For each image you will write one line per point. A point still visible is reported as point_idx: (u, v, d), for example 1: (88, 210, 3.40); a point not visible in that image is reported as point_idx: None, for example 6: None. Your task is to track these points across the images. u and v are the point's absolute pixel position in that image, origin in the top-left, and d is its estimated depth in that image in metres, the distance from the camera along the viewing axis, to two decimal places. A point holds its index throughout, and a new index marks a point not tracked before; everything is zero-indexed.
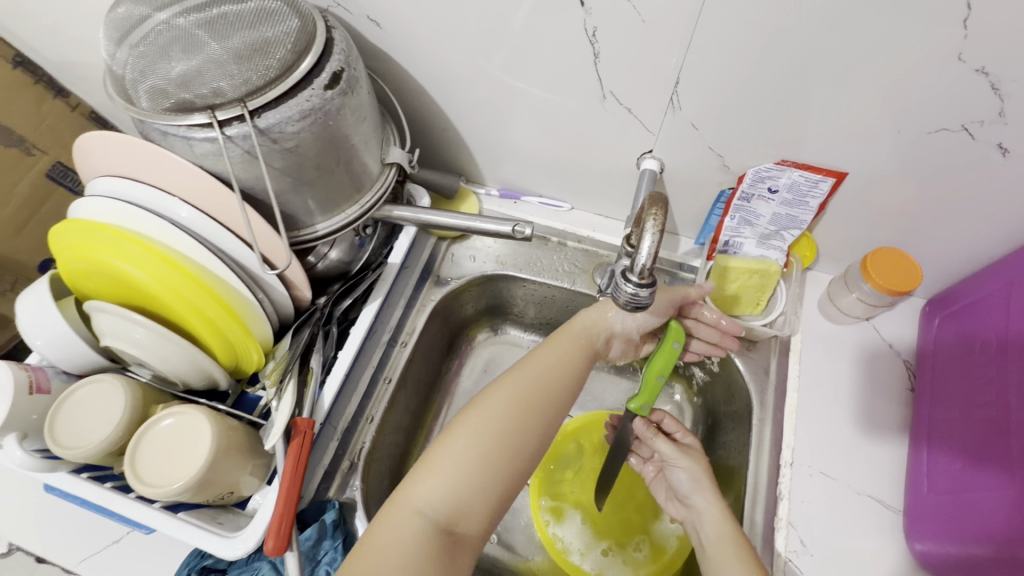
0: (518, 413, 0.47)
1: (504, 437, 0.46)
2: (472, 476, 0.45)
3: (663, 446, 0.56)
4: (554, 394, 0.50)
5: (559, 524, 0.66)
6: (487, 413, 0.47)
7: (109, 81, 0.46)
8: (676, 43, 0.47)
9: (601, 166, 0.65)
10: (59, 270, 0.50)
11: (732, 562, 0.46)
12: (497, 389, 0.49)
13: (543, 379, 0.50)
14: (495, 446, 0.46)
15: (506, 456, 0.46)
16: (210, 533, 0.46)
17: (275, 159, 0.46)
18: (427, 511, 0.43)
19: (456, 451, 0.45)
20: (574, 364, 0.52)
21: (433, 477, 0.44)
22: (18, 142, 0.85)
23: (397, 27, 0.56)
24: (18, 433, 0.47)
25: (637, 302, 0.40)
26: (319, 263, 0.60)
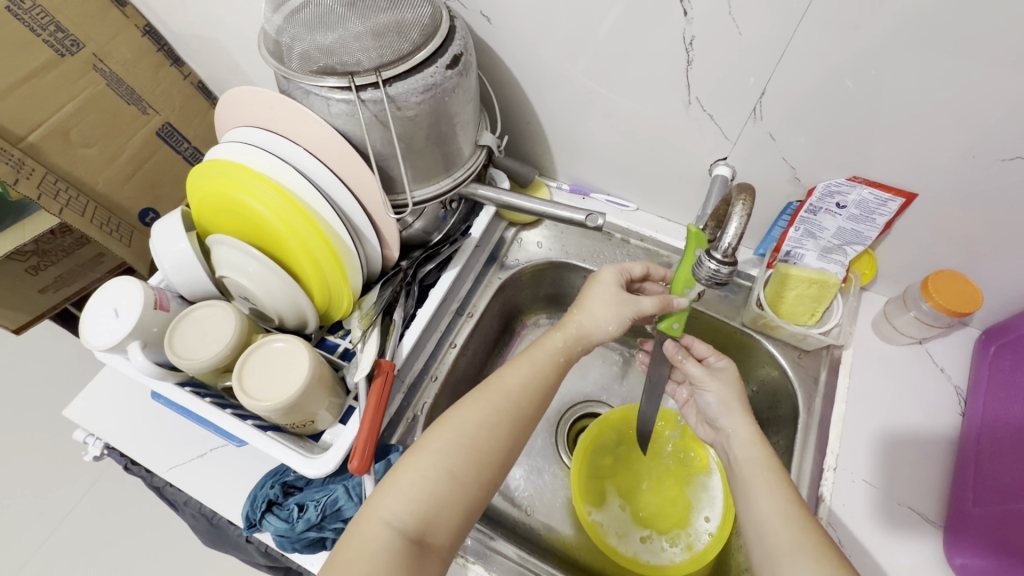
0: (485, 426, 0.51)
1: (471, 450, 0.50)
2: (437, 489, 0.48)
3: (688, 367, 0.58)
4: (519, 406, 0.53)
5: (601, 512, 0.69)
6: (455, 429, 0.50)
7: (265, 43, 0.53)
8: (768, 55, 0.51)
9: (672, 170, 0.69)
10: (193, 205, 0.58)
11: (761, 481, 0.49)
12: (466, 405, 0.52)
13: (509, 393, 0.53)
14: (463, 463, 0.49)
15: (470, 474, 0.49)
16: (294, 453, 0.52)
17: (395, 124, 0.52)
18: (394, 522, 0.46)
19: (424, 468, 0.48)
20: (546, 376, 0.55)
21: (401, 487, 0.48)
22: (139, 100, 0.95)
23: (505, 24, 0.61)
24: (140, 341, 0.53)
25: (716, 279, 0.44)
26: (403, 232, 0.64)
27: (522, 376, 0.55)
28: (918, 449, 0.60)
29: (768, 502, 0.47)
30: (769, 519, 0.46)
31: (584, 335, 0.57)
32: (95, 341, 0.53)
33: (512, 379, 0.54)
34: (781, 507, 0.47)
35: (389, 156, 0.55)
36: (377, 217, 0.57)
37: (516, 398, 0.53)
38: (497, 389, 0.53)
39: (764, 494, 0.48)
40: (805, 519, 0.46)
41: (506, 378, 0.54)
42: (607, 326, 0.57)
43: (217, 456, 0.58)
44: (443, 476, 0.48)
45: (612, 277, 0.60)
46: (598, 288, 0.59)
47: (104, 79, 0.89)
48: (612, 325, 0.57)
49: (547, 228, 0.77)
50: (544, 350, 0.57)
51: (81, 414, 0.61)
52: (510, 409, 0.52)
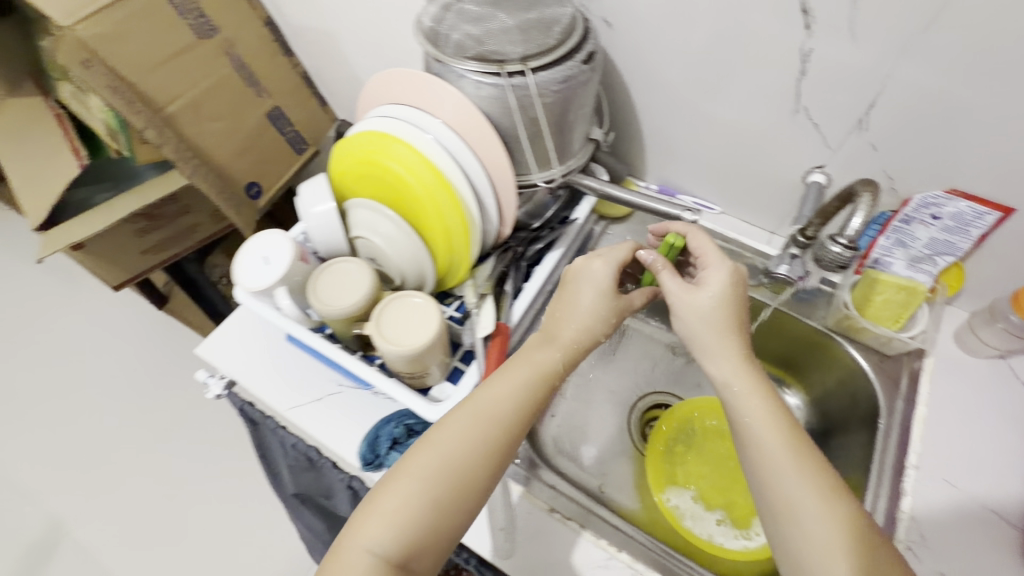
0: (467, 449, 0.50)
1: (454, 473, 0.49)
2: (420, 516, 0.47)
3: (667, 281, 0.58)
4: (507, 426, 0.51)
5: (675, 497, 0.71)
6: (440, 452, 0.49)
7: (421, 31, 0.59)
8: (886, 67, 0.55)
9: (763, 176, 0.73)
10: (338, 171, 0.64)
11: (810, 497, 0.46)
12: (452, 426, 0.51)
13: (495, 413, 0.52)
14: (446, 489, 0.48)
15: (455, 502, 0.48)
16: (417, 398, 0.57)
17: (533, 110, 0.58)
18: (376, 549, 0.46)
19: (404, 497, 0.47)
20: (537, 395, 0.54)
21: (384, 515, 0.47)
22: (256, 84, 1.04)
23: (625, 29, 0.67)
24: (286, 287, 0.60)
25: None
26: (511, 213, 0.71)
27: (509, 396, 0.53)
28: (1004, 456, 0.62)
29: (815, 523, 0.45)
30: (816, 543, 0.44)
31: (580, 343, 0.57)
32: (247, 284, 0.60)
33: (498, 398, 0.53)
34: (833, 528, 0.44)
35: (518, 138, 0.61)
36: (500, 194, 0.62)
37: (504, 420, 0.52)
38: (484, 411, 0.52)
39: (811, 514, 0.45)
40: (807, 456, 0.48)
41: (491, 396, 0.52)
42: (599, 332, 0.58)
43: (333, 400, 0.64)
44: (425, 504, 0.48)
45: (606, 272, 0.59)
46: (596, 293, 0.58)
47: (231, 62, 0.98)
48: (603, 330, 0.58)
49: (635, 224, 0.82)
50: (536, 367, 0.55)
51: (211, 353, 0.67)
52: (501, 432, 0.51)
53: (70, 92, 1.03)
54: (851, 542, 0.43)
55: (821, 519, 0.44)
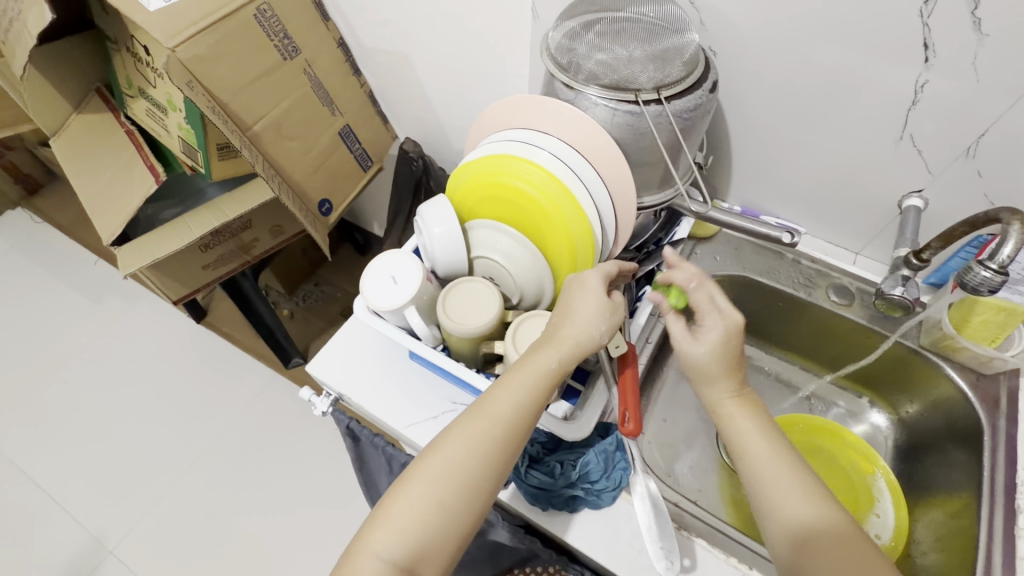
0: (469, 455, 0.50)
1: (454, 479, 0.50)
2: (428, 521, 0.48)
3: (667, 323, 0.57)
4: (508, 428, 0.51)
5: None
6: (443, 458, 0.50)
7: (550, 60, 0.62)
8: (1004, 100, 0.57)
9: (856, 199, 0.75)
10: (461, 192, 0.66)
11: (782, 506, 0.49)
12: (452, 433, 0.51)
13: (497, 414, 0.52)
14: (452, 493, 0.49)
15: (459, 503, 0.50)
16: (551, 417, 0.59)
17: (662, 136, 0.60)
18: (383, 553, 0.48)
19: (412, 501, 0.49)
20: (535, 398, 0.52)
21: (393, 521, 0.49)
22: (331, 103, 1.05)
23: (730, 57, 0.70)
24: (415, 306, 0.61)
25: (985, 287, 0.49)
26: None
27: (509, 403, 0.52)
28: None
29: (788, 529, 0.48)
30: (788, 549, 0.47)
31: (581, 348, 0.53)
32: (377, 302, 0.60)
33: (499, 402, 0.52)
34: (804, 536, 0.47)
35: (641, 162, 0.63)
36: (621, 215, 0.64)
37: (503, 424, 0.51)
38: (487, 415, 0.52)
39: (780, 522, 0.48)
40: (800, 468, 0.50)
41: (496, 401, 0.52)
42: (597, 336, 0.54)
43: (449, 418, 0.64)
44: (430, 507, 0.49)
45: (598, 280, 0.56)
46: (586, 297, 0.55)
47: (310, 82, 1.00)
48: (602, 334, 0.54)
49: (721, 244, 0.84)
50: (537, 372, 0.53)
51: (322, 370, 0.68)
52: (501, 435, 0.51)
53: (144, 110, 1.04)
54: (824, 542, 0.46)
55: (799, 506, 0.48)
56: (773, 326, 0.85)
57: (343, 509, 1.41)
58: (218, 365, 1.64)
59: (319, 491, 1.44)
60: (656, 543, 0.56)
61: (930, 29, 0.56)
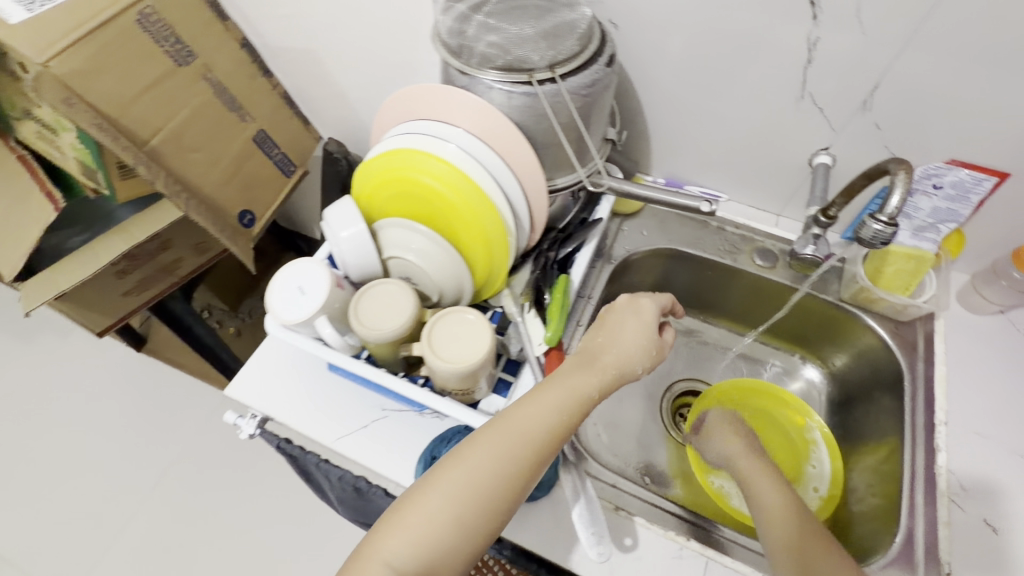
0: (495, 471, 0.48)
1: (476, 495, 0.47)
2: (444, 534, 0.46)
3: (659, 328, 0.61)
4: (535, 449, 0.50)
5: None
6: (466, 472, 0.48)
7: (440, 44, 0.59)
8: (886, 55, 0.59)
9: (769, 161, 0.76)
10: (367, 191, 0.63)
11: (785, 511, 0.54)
12: (480, 445, 0.50)
13: (527, 435, 0.50)
14: (471, 508, 0.47)
15: (478, 521, 0.47)
16: (475, 414, 0.57)
17: (564, 115, 0.58)
18: (393, 561, 0.45)
19: (432, 511, 0.47)
20: (566, 419, 0.51)
21: (406, 529, 0.46)
22: (238, 108, 1.00)
23: (631, 28, 0.68)
24: (326, 316, 0.58)
25: (879, 238, 0.49)
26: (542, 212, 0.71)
27: (541, 422, 0.51)
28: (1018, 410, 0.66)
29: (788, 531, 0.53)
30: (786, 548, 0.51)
31: (619, 379, 0.55)
32: (285, 316, 0.58)
33: (530, 421, 0.51)
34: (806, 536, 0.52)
35: (546, 144, 0.61)
36: (534, 202, 0.62)
37: (530, 443, 0.50)
38: (517, 434, 0.50)
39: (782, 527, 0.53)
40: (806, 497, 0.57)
41: (526, 421, 0.50)
42: (635, 372, 0.55)
43: (380, 426, 0.62)
44: (448, 519, 0.47)
45: (651, 312, 0.58)
46: (631, 328, 0.57)
47: (211, 88, 0.95)
48: (639, 371, 0.55)
49: (647, 218, 0.83)
50: (573, 396, 0.52)
51: (241, 392, 0.64)
52: (530, 455, 0.50)
53: (33, 131, 0.96)
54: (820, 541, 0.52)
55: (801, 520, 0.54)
56: (708, 295, 0.86)
57: (309, 525, 1.38)
58: (163, 393, 1.57)
59: (282, 509, 1.40)
60: (587, 530, 0.56)
61: None
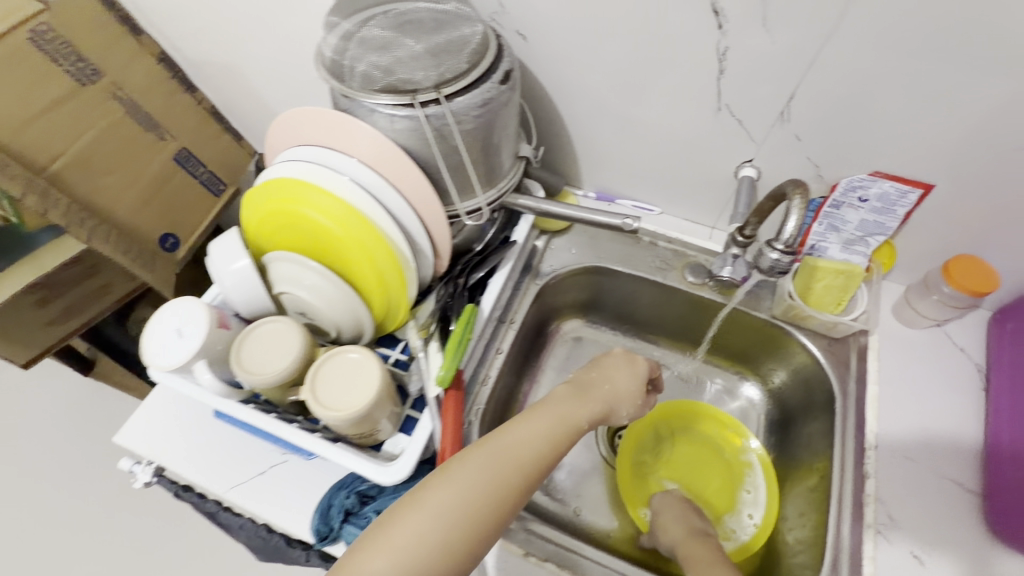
0: (489, 491, 0.47)
1: (468, 514, 0.46)
2: (429, 556, 0.44)
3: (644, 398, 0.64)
4: (526, 476, 0.50)
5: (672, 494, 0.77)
6: (458, 490, 0.47)
7: (320, 61, 0.54)
8: (798, 65, 0.55)
9: (696, 173, 0.73)
10: (253, 224, 0.59)
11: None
12: (472, 462, 0.48)
13: (519, 458, 0.50)
14: (460, 528, 0.45)
15: (467, 541, 0.46)
16: (366, 462, 0.53)
17: (455, 138, 0.54)
18: None
19: (421, 528, 0.44)
20: (557, 444, 0.53)
21: (393, 547, 0.44)
22: (155, 127, 0.95)
23: (540, 39, 0.65)
24: (206, 360, 0.54)
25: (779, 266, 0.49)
26: (458, 235, 0.67)
27: (531, 450, 0.51)
28: (951, 435, 0.63)
29: None
30: None
31: (610, 415, 0.59)
32: (158, 362, 0.54)
33: (523, 446, 0.51)
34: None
35: (443, 168, 0.57)
36: (433, 230, 0.58)
37: (524, 469, 0.50)
38: (511, 456, 0.50)
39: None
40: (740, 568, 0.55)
41: (519, 444, 0.51)
42: (620, 411, 0.60)
43: (277, 473, 0.58)
44: (437, 543, 0.44)
45: (642, 367, 0.62)
46: (623, 367, 0.62)
47: (123, 108, 0.90)
48: (624, 411, 0.60)
49: (577, 234, 0.79)
50: (563, 425, 0.54)
51: (131, 440, 0.60)
52: (520, 476, 0.49)
53: None
54: None
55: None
56: (643, 313, 0.82)
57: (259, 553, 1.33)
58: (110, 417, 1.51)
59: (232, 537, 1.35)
60: None
61: None
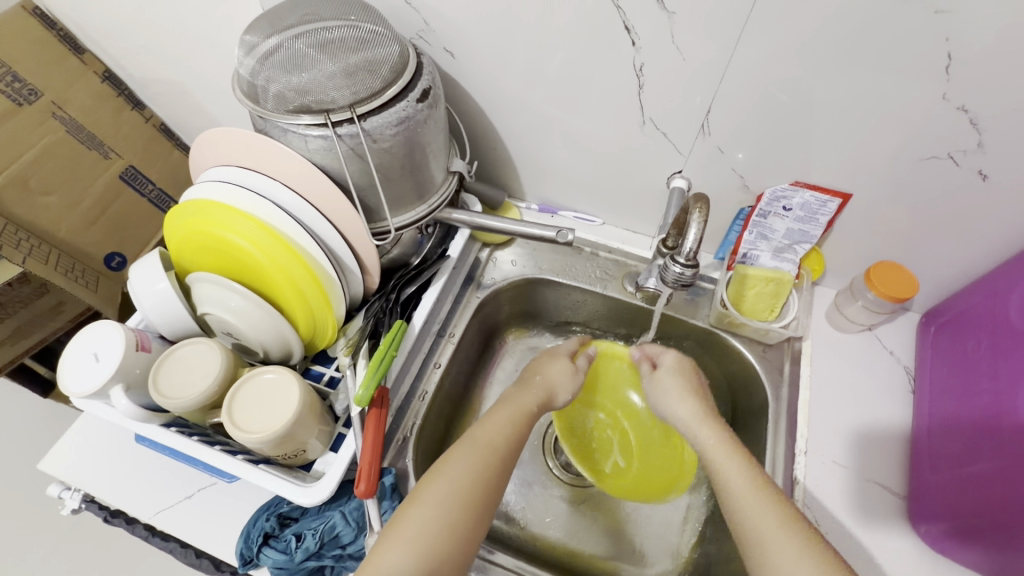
0: (475, 474, 0.49)
1: (465, 498, 0.47)
2: (440, 541, 0.45)
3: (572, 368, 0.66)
4: (505, 460, 0.52)
5: (611, 460, 0.72)
6: (450, 479, 0.48)
7: (240, 84, 0.55)
8: (711, 80, 0.56)
9: (631, 185, 0.73)
10: (175, 245, 0.59)
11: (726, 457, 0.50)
12: (454, 455, 0.50)
13: (490, 443, 0.52)
14: (461, 511, 0.47)
15: (469, 522, 0.47)
16: (288, 483, 0.52)
17: (372, 156, 0.54)
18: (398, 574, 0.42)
19: (425, 518, 0.45)
20: (522, 429, 0.55)
21: (404, 539, 0.45)
22: (100, 145, 0.95)
23: (467, 57, 0.65)
24: (123, 384, 0.53)
25: (682, 279, 0.56)
26: (394, 248, 0.67)
27: (499, 434, 0.53)
28: (878, 438, 0.64)
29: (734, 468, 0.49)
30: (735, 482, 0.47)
31: (550, 399, 0.60)
32: (71, 387, 0.53)
33: (491, 433, 0.53)
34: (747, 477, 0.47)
35: (365, 186, 0.57)
36: (358, 246, 0.59)
37: (499, 454, 0.51)
38: (483, 441, 0.52)
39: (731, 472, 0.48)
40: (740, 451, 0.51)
41: (486, 431, 0.53)
42: (558, 395, 0.61)
43: (205, 496, 0.57)
44: (441, 532, 0.45)
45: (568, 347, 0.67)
46: (548, 359, 0.65)
47: (65, 127, 0.89)
48: (562, 395, 0.62)
49: (518, 246, 0.80)
50: (520, 412, 0.56)
51: (57, 466, 0.60)
52: (499, 457, 0.51)
53: None
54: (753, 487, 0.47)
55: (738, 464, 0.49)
56: (589, 323, 0.82)
57: None
58: None
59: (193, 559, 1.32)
60: None
61: (625, 12, 0.54)
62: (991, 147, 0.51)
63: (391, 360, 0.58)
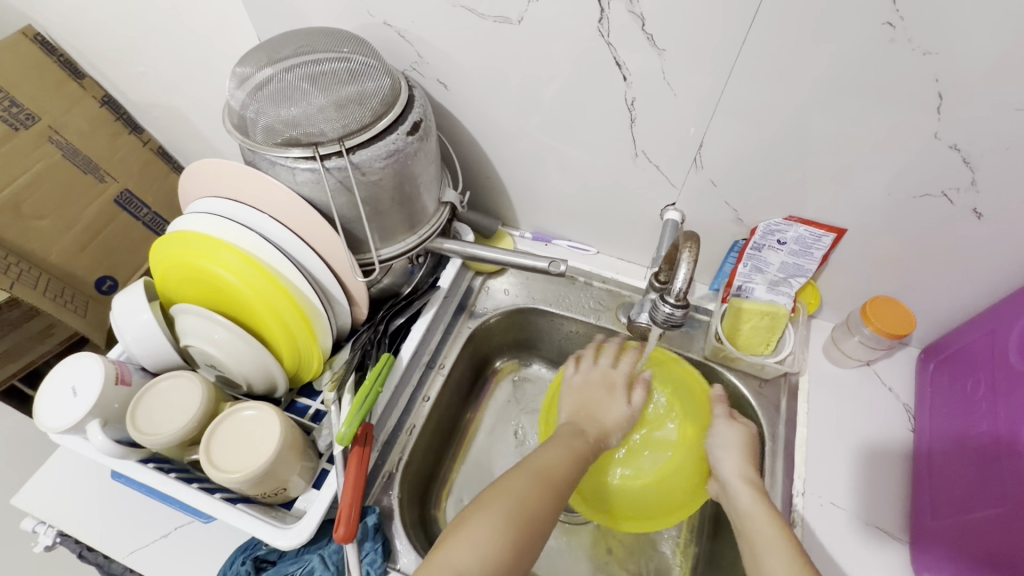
0: (538, 493, 0.51)
1: (528, 510, 0.49)
2: (506, 545, 0.47)
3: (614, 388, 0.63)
4: (563, 487, 0.52)
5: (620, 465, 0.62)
6: (514, 491, 0.50)
7: (229, 116, 0.55)
8: (701, 115, 0.56)
9: (625, 216, 0.73)
10: (158, 277, 0.58)
11: (765, 537, 0.49)
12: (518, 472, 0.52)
13: (552, 472, 0.53)
14: (522, 521, 0.48)
15: (532, 535, 0.49)
16: (265, 524, 0.50)
17: (360, 189, 0.54)
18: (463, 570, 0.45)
19: (492, 520, 0.48)
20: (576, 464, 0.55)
21: (469, 540, 0.47)
22: (94, 169, 0.96)
23: (461, 88, 0.65)
24: (100, 419, 0.52)
25: (672, 320, 0.55)
26: (385, 277, 0.65)
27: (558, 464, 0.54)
28: (877, 480, 0.63)
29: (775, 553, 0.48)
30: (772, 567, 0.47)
31: (599, 437, 0.59)
32: (47, 422, 0.51)
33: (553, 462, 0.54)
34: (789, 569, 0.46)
35: (353, 219, 0.57)
36: (346, 279, 0.58)
37: (559, 479, 0.52)
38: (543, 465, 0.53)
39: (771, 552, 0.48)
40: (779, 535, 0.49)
41: (547, 458, 0.54)
42: (610, 426, 0.60)
43: (179, 536, 0.55)
44: (505, 534, 0.47)
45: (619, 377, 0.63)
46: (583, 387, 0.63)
47: (60, 151, 0.90)
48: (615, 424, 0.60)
49: (511, 275, 0.79)
50: (574, 449, 0.56)
51: (29, 502, 0.58)
52: (560, 482, 0.52)
53: None
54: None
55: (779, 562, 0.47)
56: None
57: None
58: None
59: None
60: None
61: (615, 49, 0.54)
62: (984, 185, 0.50)
63: (376, 396, 0.56)
